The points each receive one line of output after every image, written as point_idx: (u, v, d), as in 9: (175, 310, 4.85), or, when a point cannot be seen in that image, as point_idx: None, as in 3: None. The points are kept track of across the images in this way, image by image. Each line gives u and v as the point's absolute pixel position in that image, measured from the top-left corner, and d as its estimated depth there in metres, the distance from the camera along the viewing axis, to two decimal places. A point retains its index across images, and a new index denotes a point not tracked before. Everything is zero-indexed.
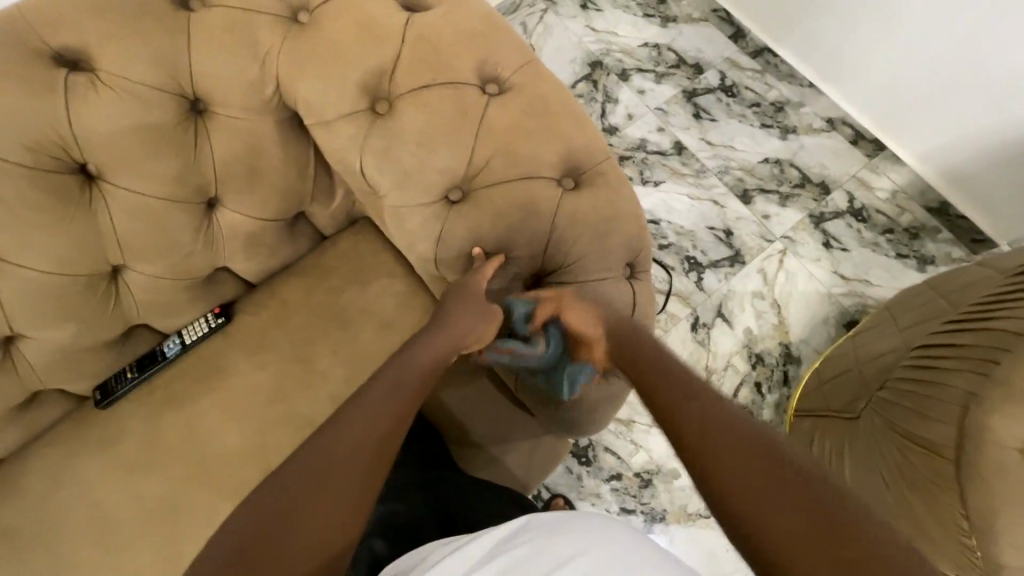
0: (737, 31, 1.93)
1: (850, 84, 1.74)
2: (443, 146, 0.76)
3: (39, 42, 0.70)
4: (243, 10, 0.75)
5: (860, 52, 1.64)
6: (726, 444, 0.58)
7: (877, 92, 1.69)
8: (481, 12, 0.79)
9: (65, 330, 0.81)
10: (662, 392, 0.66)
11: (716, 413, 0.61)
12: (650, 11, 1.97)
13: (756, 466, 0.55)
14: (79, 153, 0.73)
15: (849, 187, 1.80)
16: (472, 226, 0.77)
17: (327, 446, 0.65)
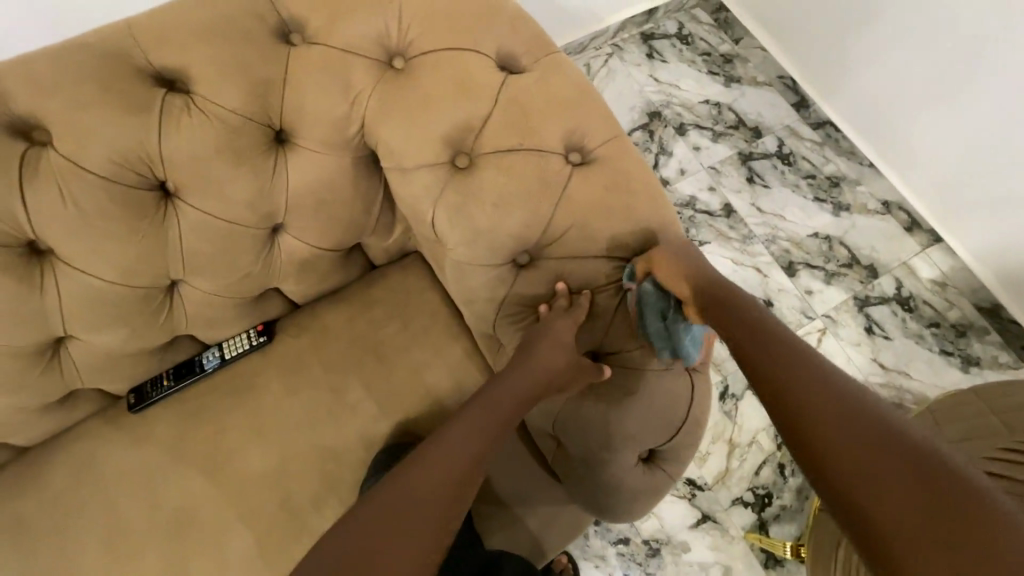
0: (801, 100, 1.90)
1: (912, 168, 1.68)
2: (520, 209, 0.74)
3: (143, 61, 0.70)
4: (341, 50, 0.75)
5: (923, 137, 1.59)
6: (824, 404, 0.57)
7: (935, 183, 1.64)
8: (575, 80, 0.79)
9: (115, 336, 0.81)
10: (759, 354, 0.65)
11: (812, 369, 0.61)
12: (715, 69, 1.96)
13: (855, 426, 0.54)
14: (161, 171, 0.72)
15: (898, 274, 1.74)
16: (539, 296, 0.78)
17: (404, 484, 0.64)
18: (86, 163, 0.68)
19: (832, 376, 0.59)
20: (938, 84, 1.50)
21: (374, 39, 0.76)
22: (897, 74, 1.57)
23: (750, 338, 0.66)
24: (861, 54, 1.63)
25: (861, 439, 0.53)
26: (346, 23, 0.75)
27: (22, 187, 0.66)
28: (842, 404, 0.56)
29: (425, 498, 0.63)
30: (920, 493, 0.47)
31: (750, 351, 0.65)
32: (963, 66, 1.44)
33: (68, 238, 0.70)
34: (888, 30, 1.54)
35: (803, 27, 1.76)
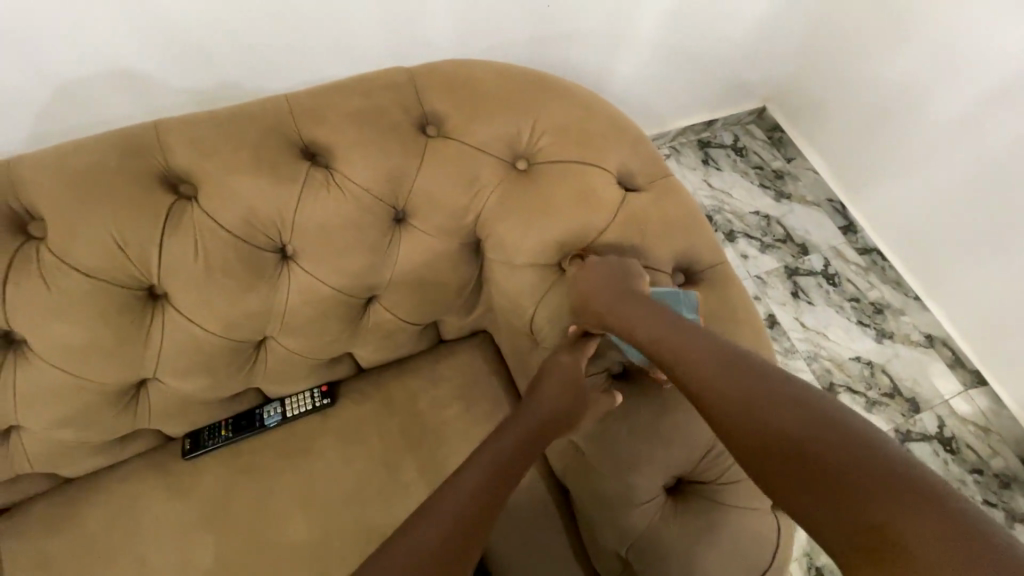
0: (849, 224, 1.81)
1: (952, 302, 1.65)
2: None
3: (295, 134, 0.75)
4: (473, 149, 0.79)
5: (970, 274, 1.56)
6: (749, 410, 0.56)
7: (976, 316, 1.60)
8: (685, 205, 0.82)
9: (197, 383, 0.81)
10: (697, 382, 0.61)
11: (751, 394, 0.57)
12: (767, 182, 1.88)
13: (781, 442, 0.52)
14: (287, 237, 0.75)
15: (941, 413, 1.64)
16: (631, 424, 0.76)
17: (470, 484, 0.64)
18: (224, 222, 0.71)
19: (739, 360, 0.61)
20: (985, 228, 1.48)
21: (505, 142, 0.80)
22: (937, 223, 1.57)
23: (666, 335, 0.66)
24: (903, 195, 1.63)
25: (811, 478, 0.48)
26: (482, 124, 0.79)
27: (161, 236, 0.69)
28: (776, 419, 0.53)
29: (462, 507, 0.62)
30: (835, 499, 0.46)
31: (684, 367, 0.63)
32: (1012, 217, 1.42)
33: (188, 286, 0.72)
34: (931, 176, 1.54)
35: (850, 148, 1.72)
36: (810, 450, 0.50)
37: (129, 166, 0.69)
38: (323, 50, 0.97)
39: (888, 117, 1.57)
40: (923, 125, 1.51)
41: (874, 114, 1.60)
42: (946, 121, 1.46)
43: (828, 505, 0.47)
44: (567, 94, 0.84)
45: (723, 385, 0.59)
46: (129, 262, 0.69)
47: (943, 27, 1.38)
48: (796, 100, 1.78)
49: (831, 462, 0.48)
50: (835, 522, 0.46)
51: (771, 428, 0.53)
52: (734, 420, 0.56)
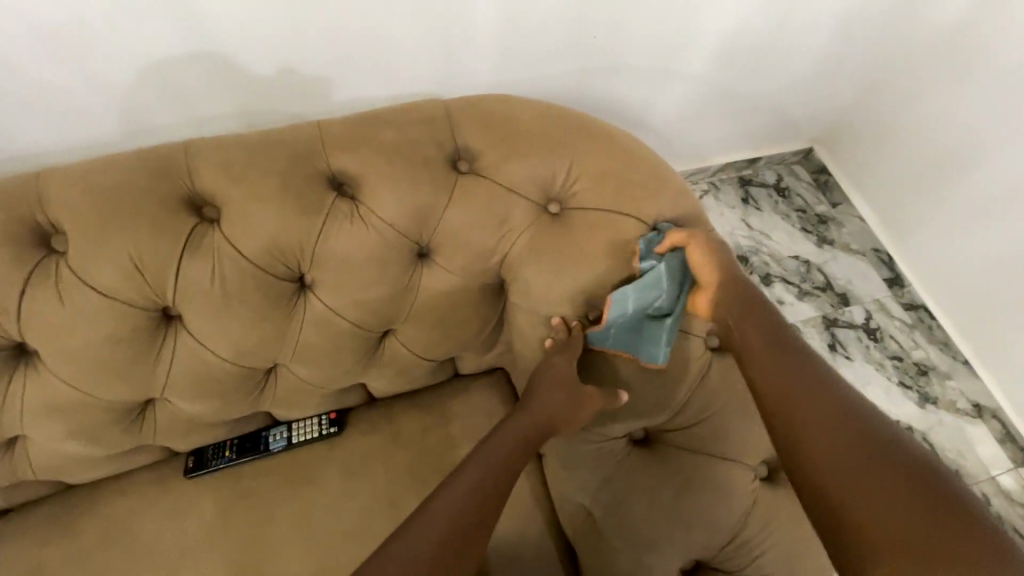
0: (896, 277, 1.70)
1: (1007, 371, 1.52)
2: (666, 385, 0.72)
3: (324, 163, 0.73)
4: (505, 189, 0.76)
5: None
6: (826, 413, 0.60)
7: None
8: None
9: (204, 406, 0.79)
10: (773, 378, 0.64)
11: (826, 396, 0.61)
12: (809, 226, 1.78)
13: (858, 444, 0.57)
14: (307, 267, 0.73)
15: (986, 490, 1.51)
16: (651, 499, 0.71)
17: (460, 490, 0.62)
18: (243, 249, 0.70)
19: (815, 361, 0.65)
20: None
21: (539, 184, 0.76)
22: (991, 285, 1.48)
23: (753, 322, 0.68)
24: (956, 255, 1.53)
25: (873, 470, 0.55)
26: (517, 164, 0.76)
27: (180, 260, 0.68)
28: (853, 426, 0.58)
29: (461, 502, 0.61)
30: (905, 503, 0.52)
31: (757, 357, 0.66)
32: None
33: (202, 311, 0.71)
34: (989, 239, 1.45)
35: (900, 200, 1.62)
36: (885, 460, 0.55)
37: (154, 187, 0.68)
38: (361, 72, 0.94)
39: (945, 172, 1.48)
40: (985, 185, 1.42)
41: (931, 167, 1.50)
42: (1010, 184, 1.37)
43: (875, 493, 0.54)
44: (608, 137, 0.80)
45: (800, 383, 0.63)
46: (146, 284, 0.68)
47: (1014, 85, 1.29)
48: (845, 146, 1.68)
49: (899, 472, 0.54)
50: (905, 521, 0.51)
51: (836, 420, 0.59)
52: (809, 416, 0.60)
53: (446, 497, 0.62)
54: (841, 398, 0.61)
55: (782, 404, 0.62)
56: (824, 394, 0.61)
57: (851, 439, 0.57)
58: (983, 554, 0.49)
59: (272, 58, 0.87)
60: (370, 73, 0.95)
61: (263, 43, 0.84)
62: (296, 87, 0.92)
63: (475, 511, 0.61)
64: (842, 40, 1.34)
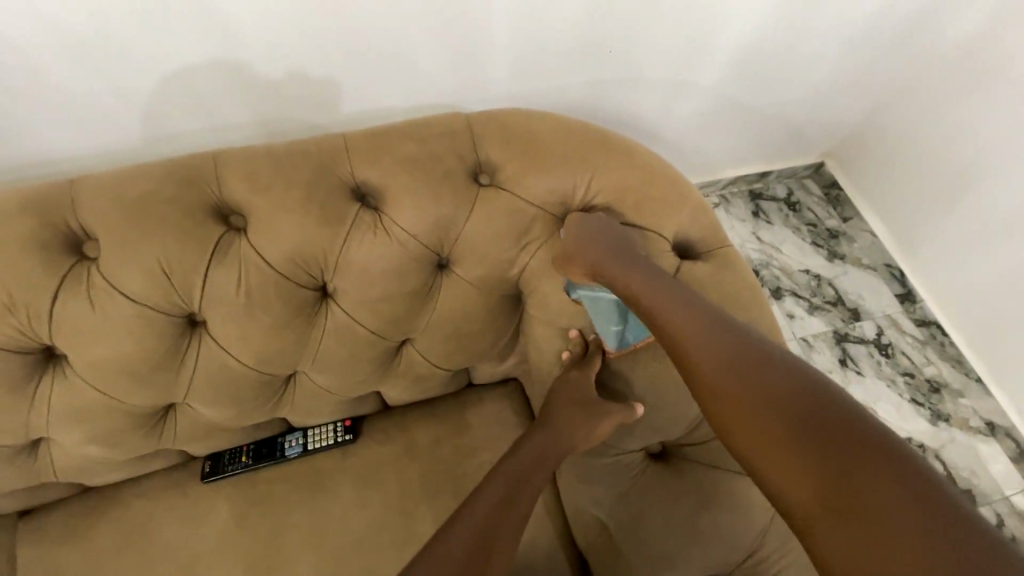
0: (907, 292, 1.70)
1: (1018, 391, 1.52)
2: (680, 399, 0.72)
3: (348, 175, 0.74)
4: (525, 202, 0.77)
5: None
6: (743, 376, 0.55)
7: None
8: (742, 278, 0.77)
9: (224, 411, 0.80)
10: (690, 346, 0.60)
11: (745, 359, 0.57)
12: (820, 240, 1.78)
13: (775, 409, 0.52)
14: (330, 277, 0.75)
15: (999, 510, 1.50)
16: (667, 513, 0.71)
17: (487, 505, 0.63)
18: (268, 258, 0.71)
19: (740, 326, 0.60)
20: None
21: (558, 197, 0.78)
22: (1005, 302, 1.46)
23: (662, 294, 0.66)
24: (970, 271, 1.52)
25: (793, 434, 0.50)
26: (536, 178, 0.77)
27: (207, 268, 0.69)
28: (771, 388, 0.53)
29: (487, 516, 0.62)
30: (825, 471, 0.47)
31: (674, 325, 0.63)
32: None
33: (228, 319, 0.72)
34: (1002, 259, 1.44)
35: (912, 215, 1.61)
36: (805, 425, 0.50)
37: (182, 196, 0.69)
38: (381, 82, 0.96)
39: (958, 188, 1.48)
40: (999, 202, 1.41)
41: (943, 182, 1.50)
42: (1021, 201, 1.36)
43: (793, 464, 0.49)
44: (626, 152, 0.81)
45: (717, 348, 0.58)
46: (174, 291, 0.69)
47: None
48: (855, 161, 1.67)
49: (821, 435, 0.49)
50: (823, 492, 0.46)
51: (755, 384, 0.54)
52: (725, 382, 0.56)
53: (473, 509, 0.63)
54: (766, 358, 0.56)
55: (697, 373, 0.58)
56: (745, 357, 0.57)
57: (770, 402, 0.52)
58: (913, 523, 0.42)
59: (292, 67, 0.88)
60: (392, 82, 0.97)
61: (284, 51, 0.85)
62: (318, 94, 0.94)
63: (501, 523, 0.62)
64: (855, 56, 1.34)
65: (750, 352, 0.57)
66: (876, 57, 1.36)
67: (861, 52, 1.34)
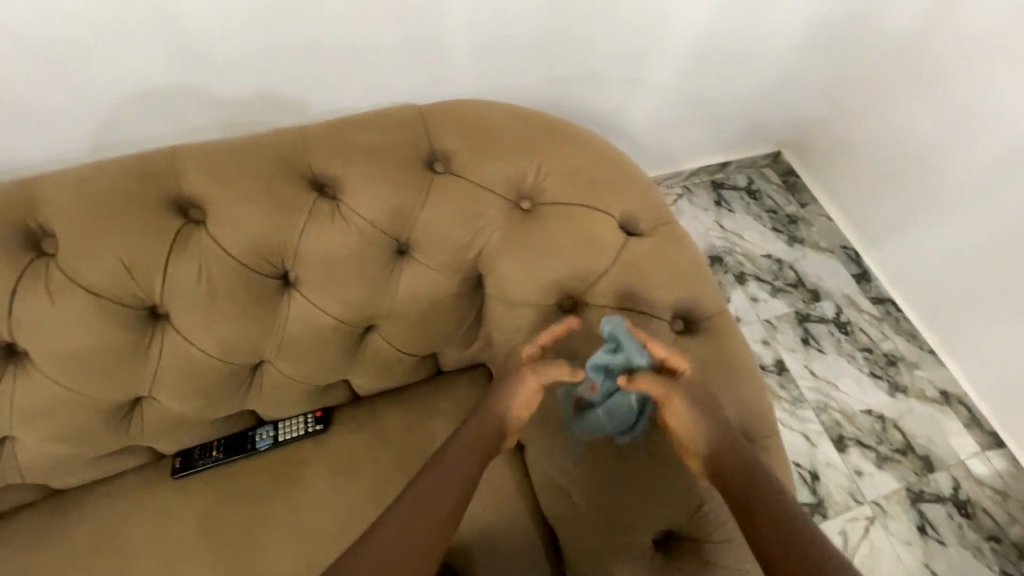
0: (863, 272, 1.75)
1: (972, 362, 1.56)
2: None
3: (306, 166, 0.77)
4: (479, 187, 0.80)
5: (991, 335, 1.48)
6: (737, 482, 0.66)
7: (996, 378, 1.51)
8: (687, 253, 0.82)
9: (191, 403, 0.81)
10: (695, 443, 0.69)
11: (738, 464, 0.67)
12: (779, 226, 1.83)
13: (759, 518, 0.63)
14: (291, 264, 0.77)
15: (957, 474, 1.52)
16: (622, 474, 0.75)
17: (429, 489, 0.68)
18: (228, 248, 0.73)
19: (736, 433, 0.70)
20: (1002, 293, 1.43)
21: (511, 182, 0.81)
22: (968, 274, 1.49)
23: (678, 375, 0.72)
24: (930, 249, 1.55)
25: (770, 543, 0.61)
26: (488, 164, 0.81)
27: (167, 260, 0.71)
28: (756, 497, 0.65)
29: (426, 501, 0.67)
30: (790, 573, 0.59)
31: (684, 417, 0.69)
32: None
33: (190, 309, 0.73)
34: (949, 236, 1.50)
35: (866, 197, 1.68)
36: (781, 533, 0.62)
37: (140, 191, 0.71)
38: (341, 81, 1.00)
39: (914, 169, 1.52)
40: (944, 180, 1.47)
41: (894, 164, 1.56)
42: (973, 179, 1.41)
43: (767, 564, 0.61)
44: (574, 138, 0.85)
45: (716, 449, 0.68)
46: (134, 283, 0.70)
47: (969, 87, 1.35)
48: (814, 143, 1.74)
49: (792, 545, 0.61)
50: None
51: (745, 491, 0.65)
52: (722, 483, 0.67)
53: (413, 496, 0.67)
54: (752, 467, 0.67)
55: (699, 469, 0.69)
56: (738, 464, 0.67)
57: (754, 508, 0.64)
58: None
59: (253, 66, 0.92)
60: (352, 81, 1.01)
61: (243, 52, 0.89)
62: (278, 94, 0.98)
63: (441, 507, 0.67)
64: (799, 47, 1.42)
65: (742, 462, 0.68)
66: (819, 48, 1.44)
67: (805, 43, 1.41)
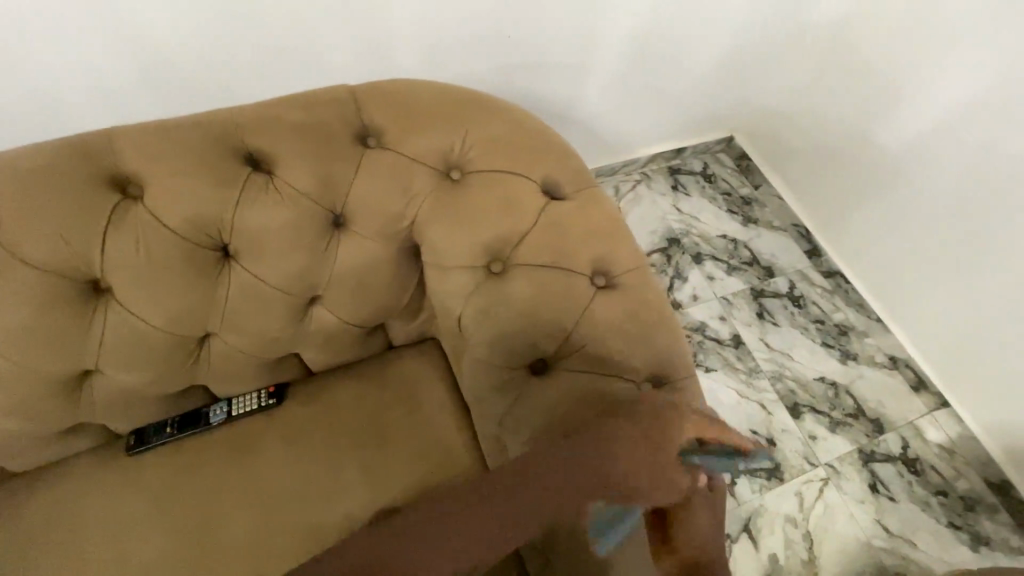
0: (814, 248, 1.81)
1: (914, 326, 1.60)
2: (554, 320, 0.81)
3: (240, 142, 0.81)
4: (408, 158, 0.85)
5: (931, 298, 1.51)
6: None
7: (938, 340, 1.54)
8: (606, 214, 0.87)
9: (139, 376, 0.85)
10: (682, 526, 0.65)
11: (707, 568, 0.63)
12: (734, 208, 1.90)
13: None
14: (228, 237, 0.80)
15: (905, 434, 1.56)
16: (548, 421, 0.80)
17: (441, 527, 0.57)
18: (166, 222, 0.76)
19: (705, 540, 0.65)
20: (936, 257, 1.47)
21: (439, 153, 0.86)
22: (909, 242, 1.52)
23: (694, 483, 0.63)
24: (877, 222, 1.58)
25: None
26: (416, 137, 0.86)
27: (105, 233, 0.74)
28: None
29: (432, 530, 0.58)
30: None
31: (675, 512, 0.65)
32: (965, 249, 1.40)
33: (131, 282, 0.77)
34: (884, 204, 1.54)
35: (810, 172, 1.75)
36: None
37: (77, 168, 0.74)
38: (283, 66, 1.05)
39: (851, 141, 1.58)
40: (879, 149, 1.51)
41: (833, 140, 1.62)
42: (905, 147, 1.45)
43: None
44: (500, 112, 0.91)
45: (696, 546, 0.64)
46: (74, 256, 0.74)
47: (892, 62, 1.41)
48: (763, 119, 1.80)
49: None
50: None
51: None
52: None
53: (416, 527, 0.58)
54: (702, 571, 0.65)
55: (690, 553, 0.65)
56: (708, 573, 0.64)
57: None
58: None
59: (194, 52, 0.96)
60: (295, 66, 1.05)
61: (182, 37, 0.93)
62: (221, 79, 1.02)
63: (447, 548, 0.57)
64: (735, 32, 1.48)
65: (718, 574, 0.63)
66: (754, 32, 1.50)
67: (741, 29, 1.48)
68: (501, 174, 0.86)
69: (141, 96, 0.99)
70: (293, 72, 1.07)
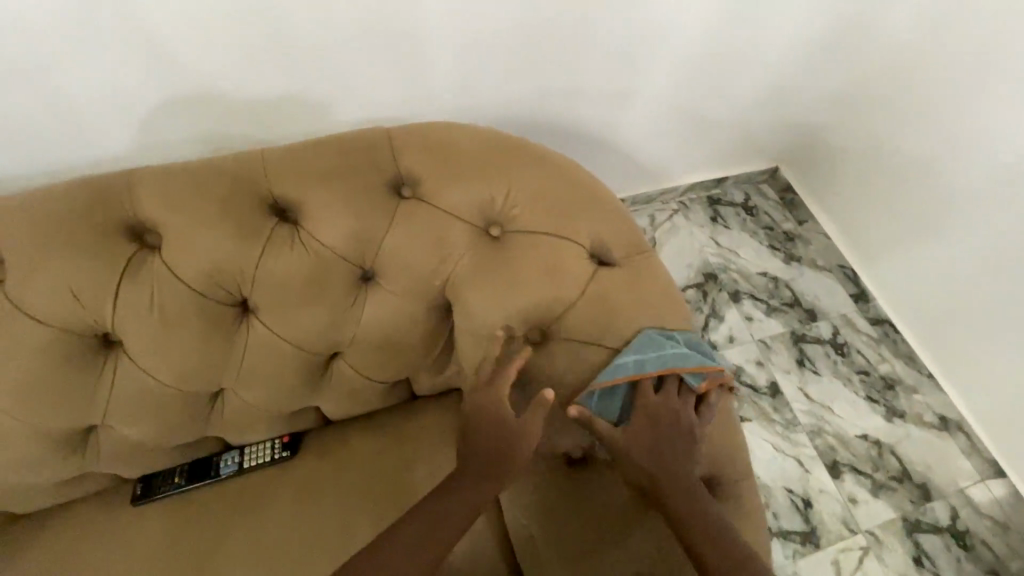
0: (861, 291, 1.57)
1: (973, 389, 1.38)
2: (598, 403, 0.74)
3: (265, 190, 0.74)
4: (445, 213, 0.78)
5: (999, 360, 1.30)
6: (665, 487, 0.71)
7: (1003, 407, 1.32)
8: (661, 285, 0.81)
9: (147, 431, 0.79)
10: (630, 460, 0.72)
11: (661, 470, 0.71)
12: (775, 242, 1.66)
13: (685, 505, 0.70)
14: (248, 292, 0.74)
15: (954, 503, 1.35)
16: None
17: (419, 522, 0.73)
18: (183, 276, 0.71)
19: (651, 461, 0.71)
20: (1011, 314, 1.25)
21: (479, 206, 0.78)
22: (977, 298, 1.31)
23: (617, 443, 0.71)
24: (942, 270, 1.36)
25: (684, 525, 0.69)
26: (455, 189, 0.78)
27: (118, 286, 0.69)
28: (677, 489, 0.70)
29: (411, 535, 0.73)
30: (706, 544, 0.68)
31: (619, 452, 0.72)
32: None
33: (142, 338, 0.72)
34: (950, 249, 1.33)
35: (857, 206, 1.53)
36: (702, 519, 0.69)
37: (91, 216, 0.69)
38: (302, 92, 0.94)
39: (913, 176, 1.36)
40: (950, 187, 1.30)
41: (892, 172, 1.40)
42: (980, 189, 1.24)
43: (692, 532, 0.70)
44: (547, 163, 0.83)
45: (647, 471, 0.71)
46: (84, 310, 0.69)
47: (963, 93, 1.22)
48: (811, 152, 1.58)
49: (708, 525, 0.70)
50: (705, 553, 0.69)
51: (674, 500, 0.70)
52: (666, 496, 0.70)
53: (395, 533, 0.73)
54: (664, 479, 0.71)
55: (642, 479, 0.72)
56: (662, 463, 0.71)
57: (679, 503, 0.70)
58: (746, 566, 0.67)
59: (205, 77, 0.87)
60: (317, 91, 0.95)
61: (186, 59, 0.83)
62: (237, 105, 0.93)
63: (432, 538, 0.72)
64: (795, 60, 1.32)
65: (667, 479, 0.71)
66: (818, 61, 1.34)
67: (800, 61, 1.32)
68: (557, 240, 0.78)
69: (142, 124, 0.90)
70: (308, 103, 0.97)
